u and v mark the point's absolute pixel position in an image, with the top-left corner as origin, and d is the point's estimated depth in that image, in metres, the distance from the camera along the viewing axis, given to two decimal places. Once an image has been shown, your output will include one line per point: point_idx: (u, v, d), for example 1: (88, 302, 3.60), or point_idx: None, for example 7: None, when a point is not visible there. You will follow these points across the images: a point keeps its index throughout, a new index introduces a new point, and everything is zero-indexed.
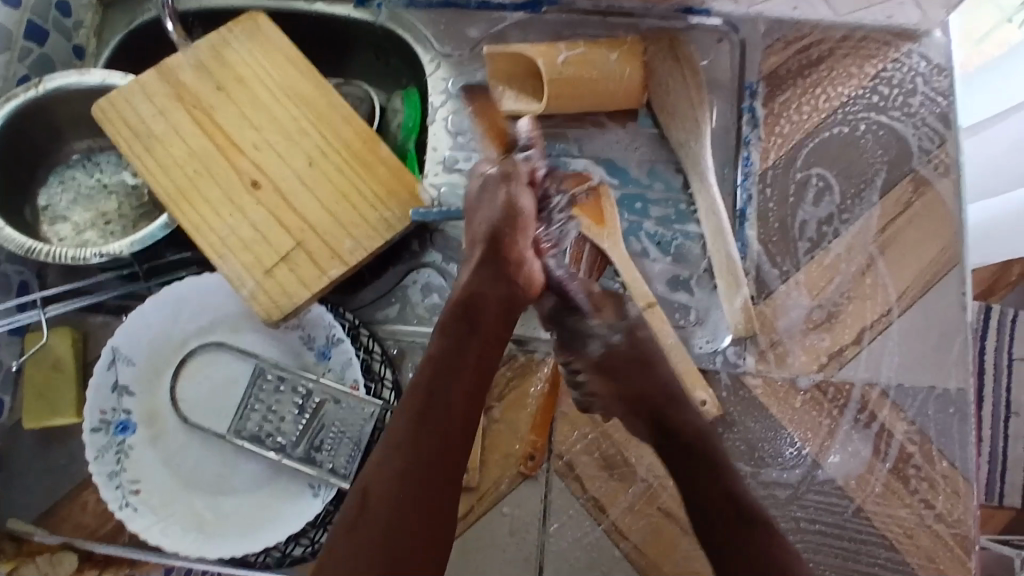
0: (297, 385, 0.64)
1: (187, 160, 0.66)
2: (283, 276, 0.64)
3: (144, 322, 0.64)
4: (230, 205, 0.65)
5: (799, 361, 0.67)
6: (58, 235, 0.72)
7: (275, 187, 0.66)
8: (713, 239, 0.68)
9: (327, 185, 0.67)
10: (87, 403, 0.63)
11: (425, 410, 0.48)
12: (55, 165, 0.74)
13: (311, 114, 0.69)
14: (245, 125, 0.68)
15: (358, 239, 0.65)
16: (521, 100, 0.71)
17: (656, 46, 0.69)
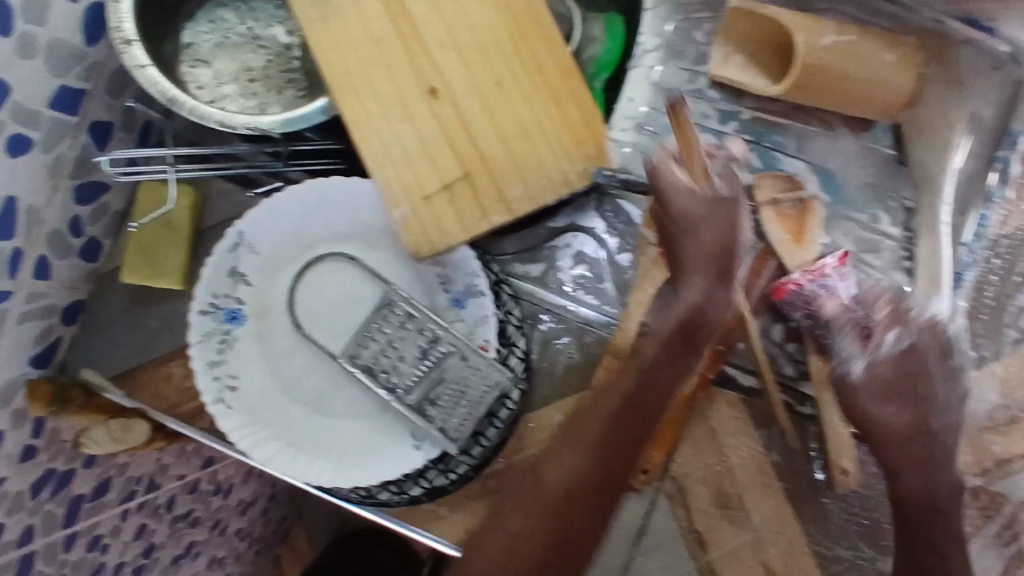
0: (425, 328, 0.57)
1: (364, 43, 0.56)
2: (441, 208, 0.56)
3: (276, 212, 0.58)
4: (401, 110, 0.56)
5: (961, 460, 0.60)
6: (197, 81, 0.64)
7: (455, 104, 0.56)
8: (923, 290, 0.60)
9: (512, 114, 0.56)
10: (202, 281, 0.57)
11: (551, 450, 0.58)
12: (206, 1, 0.65)
13: (509, 18, 0.57)
14: (435, 16, 0.56)
15: (530, 187, 0.56)
16: (747, 70, 0.59)
17: (930, 55, 0.59)
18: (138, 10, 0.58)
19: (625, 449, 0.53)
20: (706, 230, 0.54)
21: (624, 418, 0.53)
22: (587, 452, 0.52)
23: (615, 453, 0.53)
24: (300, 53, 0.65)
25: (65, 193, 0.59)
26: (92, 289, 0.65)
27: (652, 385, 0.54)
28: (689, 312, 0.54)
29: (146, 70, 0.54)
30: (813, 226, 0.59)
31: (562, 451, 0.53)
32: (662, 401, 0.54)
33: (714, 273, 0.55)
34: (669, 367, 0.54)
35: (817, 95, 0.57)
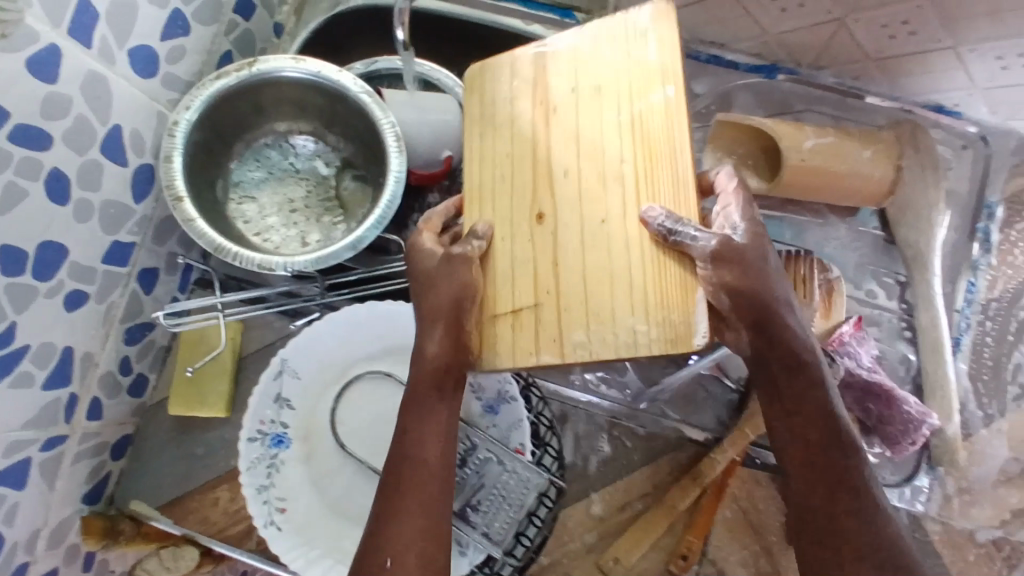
0: (462, 437, 0.60)
1: (499, 162, 0.46)
2: (502, 331, 0.44)
3: (316, 340, 0.62)
4: (505, 223, 0.45)
5: (983, 515, 0.63)
6: (243, 216, 0.69)
7: (557, 235, 0.44)
8: (930, 355, 0.63)
9: (604, 263, 0.43)
10: (249, 410, 0.60)
11: (418, 422, 0.47)
12: (252, 141, 0.71)
13: (641, 152, 0.43)
14: (570, 141, 0.44)
15: (596, 341, 0.42)
16: (741, 171, 0.65)
17: (898, 132, 0.62)
18: (188, 166, 0.63)
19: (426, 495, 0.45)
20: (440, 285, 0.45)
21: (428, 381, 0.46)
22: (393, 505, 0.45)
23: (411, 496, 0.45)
24: (339, 182, 0.71)
25: (114, 337, 0.62)
26: (139, 421, 0.68)
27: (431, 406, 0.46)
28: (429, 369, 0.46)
29: (195, 222, 0.60)
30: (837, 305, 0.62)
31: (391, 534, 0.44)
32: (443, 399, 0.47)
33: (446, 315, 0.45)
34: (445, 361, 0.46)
35: (807, 190, 0.62)
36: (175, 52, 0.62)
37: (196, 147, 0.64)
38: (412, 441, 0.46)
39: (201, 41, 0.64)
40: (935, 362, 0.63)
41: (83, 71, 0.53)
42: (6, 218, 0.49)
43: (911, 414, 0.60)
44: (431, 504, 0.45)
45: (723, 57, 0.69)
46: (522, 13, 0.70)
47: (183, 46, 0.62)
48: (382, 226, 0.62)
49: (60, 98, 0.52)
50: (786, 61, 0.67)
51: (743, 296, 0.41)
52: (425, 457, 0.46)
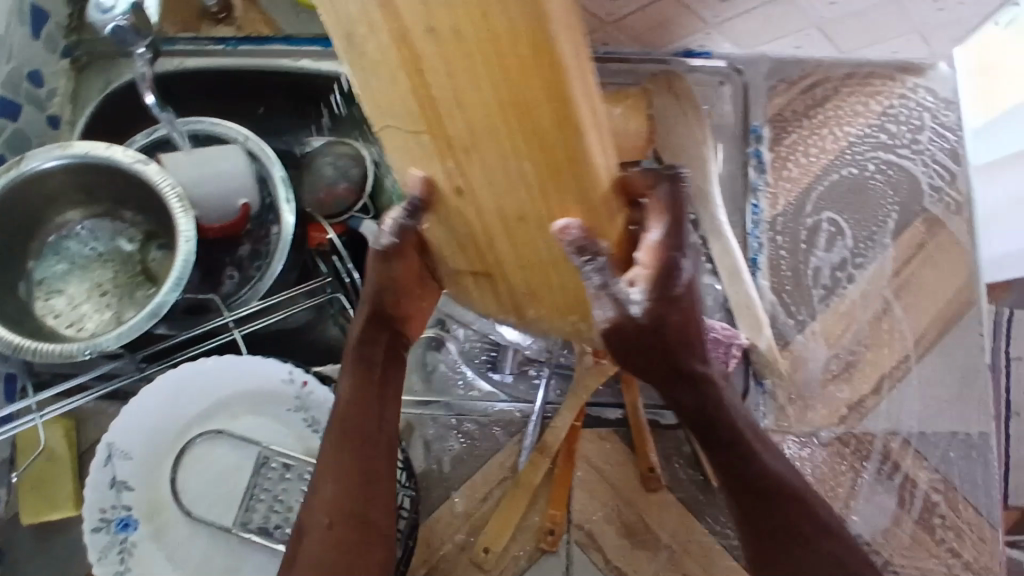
0: (304, 473, 0.61)
1: (393, 130, 0.33)
2: (469, 287, 0.44)
3: (138, 416, 0.61)
4: (416, 170, 0.35)
5: (819, 416, 0.66)
6: (54, 310, 0.68)
7: (476, 220, 0.36)
8: (731, 280, 0.67)
9: (534, 252, 0.37)
10: (86, 502, 0.60)
11: (361, 386, 0.45)
12: (48, 236, 0.70)
13: (540, 157, 0.31)
14: (468, 126, 0.31)
15: (541, 314, 0.43)
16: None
17: (654, 83, 0.67)
18: None
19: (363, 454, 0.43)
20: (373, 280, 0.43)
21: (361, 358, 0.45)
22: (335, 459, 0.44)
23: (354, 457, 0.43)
24: (146, 255, 0.71)
25: None
26: None
27: (371, 378, 0.45)
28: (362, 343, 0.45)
29: None
30: None
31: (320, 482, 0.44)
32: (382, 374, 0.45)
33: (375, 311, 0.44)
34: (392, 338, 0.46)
35: None
36: None
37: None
38: (354, 414, 0.44)
39: None
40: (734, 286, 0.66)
41: None
42: None
43: (719, 336, 0.63)
44: (373, 475, 0.44)
45: None
46: (290, 52, 0.73)
47: None
48: (182, 287, 0.63)
49: None
50: None
51: (669, 334, 0.39)
52: (366, 428, 0.44)
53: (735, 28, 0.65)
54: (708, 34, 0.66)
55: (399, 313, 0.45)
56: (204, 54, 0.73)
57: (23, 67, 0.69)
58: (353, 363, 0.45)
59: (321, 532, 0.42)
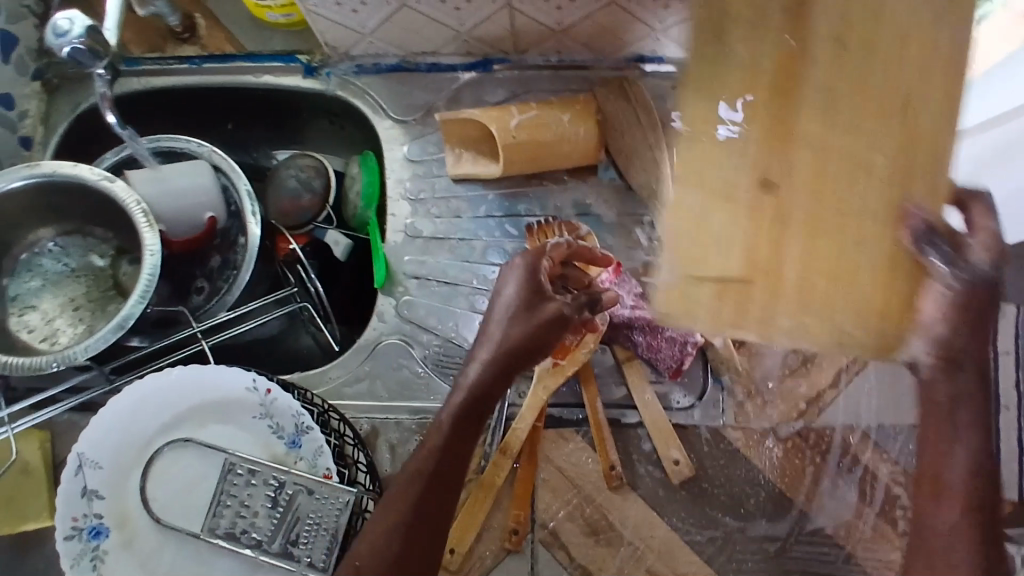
0: (269, 478, 0.62)
1: (693, 157, 0.44)
2: (720, 304, 0.44)
3: (107, 426, 0.62)
4: (744, 169, 0.43)
5: (778, 411, 0.67)
6: (26, 326, 0.70)
7: (783, 216, 0.43)
8: None
9: (839, 253, 0.43)
10: (57, 511, 0.61)
11: (452, 434, 0.56)
12: (20, 254, 0.72)
13: (899, 142, 0.42)
14: (821, 126, 0.42)
15: (808, 326, 0.43)
16: (480, 163, 0.71)
17: (604, 89, 0.69)
18: None
19: (428, 518, 0.52)
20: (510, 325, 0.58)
21: (468, 415, 0.57)
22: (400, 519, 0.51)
23: (422, 522, 0.52)
24: (117, 269, 0.73)
25: None
26: None
27: (463, 440, 0.56)
28: (474, 397, 0.57)
29: None
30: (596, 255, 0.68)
31: (380, 537, 0.51)
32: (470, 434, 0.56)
33: (493, 363, 0.58)
34: (491, 394, 0.58)
35: (529, 163, 0.68)
36: None
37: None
38: (453, 457, 0.55)
39: None
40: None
41: None
42: None
43: (674, 335, 0.66)
44: (437, 524, 0.53)
45: (439, 62, 0.74)
46: (252, 69, 0.74)
47: None
48: (148, 300, 0.64)
49: None
50: (494, 52, 0.73)
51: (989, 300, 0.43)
52: (452, 485, 0.54)
53: (680, 33, 0.67)
54: (656, 39, 0.69)
55: (520, 368, 0.58)
56: (168, 73, 0.75)
57: None
58: (450, 421, 0.56)
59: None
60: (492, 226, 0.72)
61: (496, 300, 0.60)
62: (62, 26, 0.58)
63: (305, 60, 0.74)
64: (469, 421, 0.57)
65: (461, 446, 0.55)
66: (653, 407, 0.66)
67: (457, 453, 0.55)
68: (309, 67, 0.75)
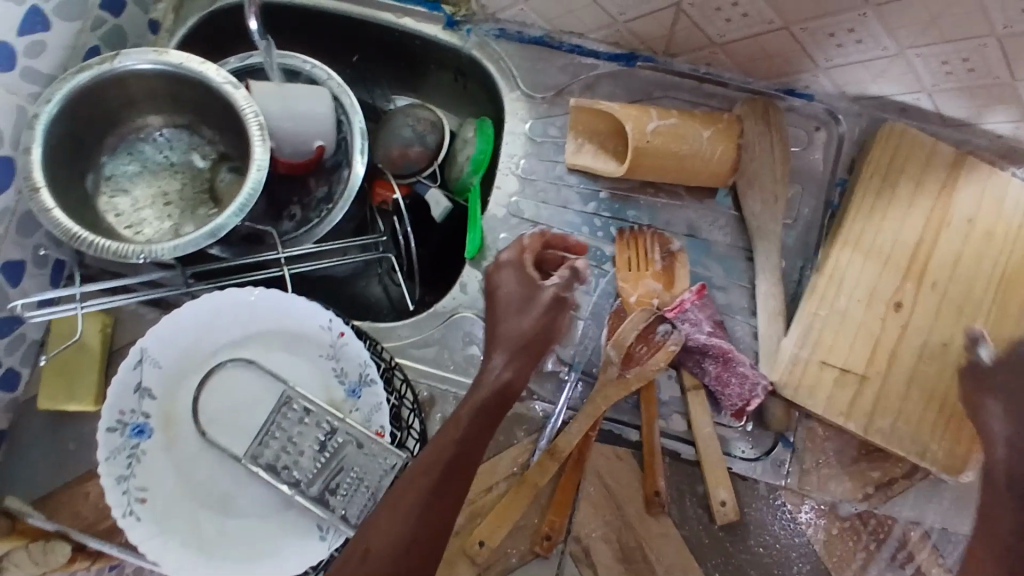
0: (322, 421, 0.61)
1: (850, 262, 0.65)
2: (843, 391, 0.63)
3: (177, 328, 0.62)
4: (863, 293, 0.64)
5: (842, 487, 0.64)
6: (116, 209, 0.69)
7: (906, 328, 0.63)
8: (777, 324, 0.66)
9: (927, 373, 0.63)
10: (107, 402, 0.60)
11: (470, 430, 0.56)
12: (124, 136, 0.70)
13: (995, 307, 0.63)
14: (948, 272, 0.64)
15: (898, 426, 0.62)
16: (599, 157, 0.68)
17: (750, 107, 0.66)
18: (51, 161, 0.63)
19: (448, 496, 0.53)
20: (522, 319, 0.61)
21: (489, 401, 0.58)
22: (419, 496, 0.51)
23: (441, 499, 0.52)
24: (215, 176, 0.73)
25: None
26: (11, 417, 0.68)
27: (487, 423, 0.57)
28: (499, 384, 0.58)
29: (52, 213, 0.60)
30: (681, 274, 0.67)
31: (397, 512, 0.51)
32: (488, 421, 0.57)
33: (513, 354, 0.60)
34: (509, 381, 0.59)
35: (650, 171, 0.65)
36: (35, 46, 0.62)
37: (58, 142, 0.63)
38: (468, 448, 0.55)
39: (65, 37, 0.65)
40: (769, 325, 0.66)
41: None
42: None
43: (747, 373, 0.63)
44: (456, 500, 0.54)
45: (585, 45, 0.71)
46: (394, 8, 0.73)
47: (44, 41, 0.63)
48: (244, 214, 0.63)
49: None
50: (643, 50, 0.70)
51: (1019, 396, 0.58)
52: (469, 465, 0.55)
53: (842, 75, 0.64)
54: (814, 76, 0.66)
55: (532, 352, 0.61)
56: None
57: None
58: (468, 413, 0.56)
59: (389, 555, 0.49)
60: (596, 226, 0.69)
61: (490, 295, 0.63)
62: None
63: (449, 12, 0.72)
64: (488, 407, 0.58)
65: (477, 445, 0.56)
66: (710, 445, 0.63)
67: (479, 439, 0.56)
68: (451, 19, 0.72)
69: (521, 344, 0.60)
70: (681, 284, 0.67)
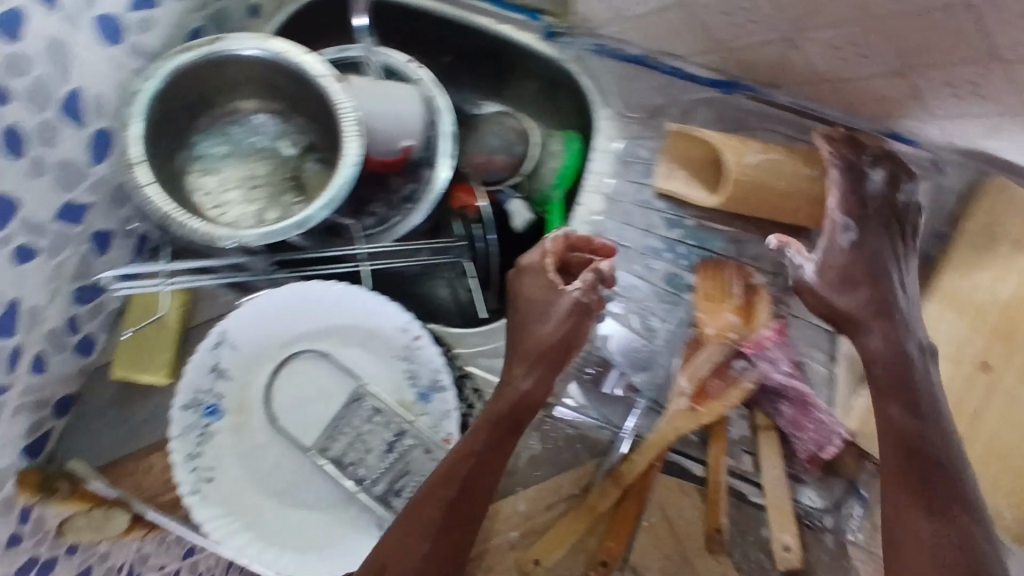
0: (392, 422, 0.61)
1: (941, 316, 0.65)
2: None
3: (257, 314, 0.62)
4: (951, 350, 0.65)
5: None
6: (203, 188, 0.69)
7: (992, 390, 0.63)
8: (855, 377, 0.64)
9: (1010, 435, 0.63)
10: (184, 379, 0.61)
11: (490, 440, 0.57)
12: (217, 116, 0.70)
13: None
14: None
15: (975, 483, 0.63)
16: (691, 185, 0.66)
17: (857, 141, 0.67)
18: (150, 137, 0.63)
19: (468, 515, 0.54)
20: (550, 326, 0.60)
21: (514, 401, 0.59)
22: (442, 515, 0.53)
23: (462, 518, 0.53)
24: (302, 164, 0.73)
25: (65, 297, 0.62)
26: (84, 382, 0.69)
27: (512, 425, 0.59)
28: (521, 394, 0.59)
29: (147, 189, 0.60)
30: (761, 308, 0.63)
31: (416, 534, 0.52)
32: (509, 428, 0.58)
33: (539, 362, 0.60)
34: (535, 388, 0.60)
35: (750, 207, 0.63)
36: (143, 22, 0.62)
37: (156, 119, 0.63)
38: (474, 472, 0.55)
39: (170, 15, 0.64)
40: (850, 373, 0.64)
41: (44, 38, 0.54)
42: None
43: (826, 420, 0.61)
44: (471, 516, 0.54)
45: (683, 69, 0.70)
46: (493, 13, 0.72)
47: (151, 17, 0.62)
48: (332, 208, 0.64)
49: (21, 55, 0.52)
50: (746, 79, 0.68)
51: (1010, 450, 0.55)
52: (487, 483, 0.55)
53: (953, 128, 0.61)
54: (923, 124, 0.64)
55: (557, 357, 0.61)
56: None
57: None
58: (485, 431, 0.57)
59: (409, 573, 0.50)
60: (680, 252, 0.68)
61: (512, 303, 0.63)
62: None
63: (548, 23, 0.71)
64: (504, 421, 0.58)
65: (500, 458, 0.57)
66: (779, 486, 0.62)
67: (502, 450, 0.57)
68: (550, 31, 0.72)
69: (546, 353, 0.60)
70: (761, 319, 0.63)
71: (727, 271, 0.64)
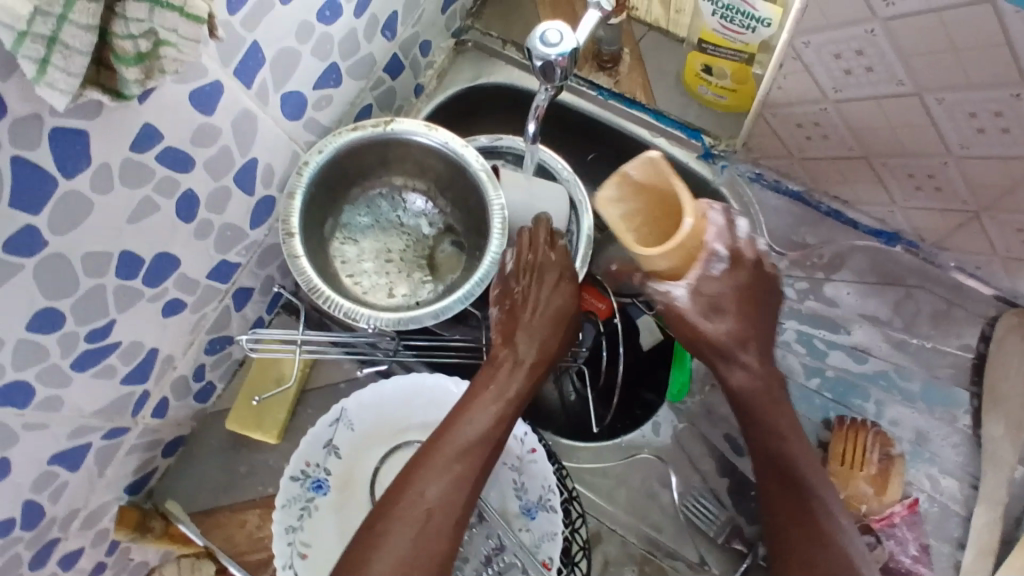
0: (493, 533, 0.61)
1: None
2: None
3: (378, 397, 0.63)
4: None
5: None
6: (343, 256, 0.71)
7: None
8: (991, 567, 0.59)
9: None
10: (297, 450, 0.62)
11: (507, 397, 0.59)
12: (368, 188, 0.72)
13: None
14: None
15: None
16: (624, 222, 0.55)
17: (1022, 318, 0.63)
18: (307, 205, 0.64)
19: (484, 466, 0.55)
20: (555, 308, 0.63)
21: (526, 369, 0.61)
22: (461, 464, 0.54)
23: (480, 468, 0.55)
24: (437, 244, 0.73)
25: (197, 347, 0.64)
26: (195, 425, 0.70)
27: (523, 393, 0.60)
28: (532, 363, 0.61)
29: (298, 261, 0.61)
30: (896, 481, 0.63)
31: (439, 474, 0.54)
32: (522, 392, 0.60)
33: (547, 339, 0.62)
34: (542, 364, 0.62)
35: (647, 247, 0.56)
36: (321, 99, 0.62)
37: (315, 187, 0.64)
38: (457, 418, 0.57)
39: (348, 93, 0.65)
40: (979, 568, 0.60)
41: (237, 109, 0.53)
42: (133, 227, 0.50)
43: None
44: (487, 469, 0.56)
45: (844, 213, 0.68)
46: (652, 125, 0.72)
47: (331, 95, 0.63)
48: (467, 301, 0.62)
49: (210, 129, 0.52)
50: (910, 233, 0.65)
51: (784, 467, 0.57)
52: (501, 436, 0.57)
53: None
54: None
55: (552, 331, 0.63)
56: (574, 91, 0.74)
57: (421, 35, 0.71)
58: (498, 387, 0.59)
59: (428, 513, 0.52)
60: None
61: (507, 282, 0.64)
62: (552, 38, 0.53)
63: (708, 143, 0.71)
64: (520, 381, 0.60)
65: (496, 400, 0.58)
66: None
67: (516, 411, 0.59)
68: (708, 152, 0.71)
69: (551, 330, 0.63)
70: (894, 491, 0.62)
71: (867, 435, 0.63)
